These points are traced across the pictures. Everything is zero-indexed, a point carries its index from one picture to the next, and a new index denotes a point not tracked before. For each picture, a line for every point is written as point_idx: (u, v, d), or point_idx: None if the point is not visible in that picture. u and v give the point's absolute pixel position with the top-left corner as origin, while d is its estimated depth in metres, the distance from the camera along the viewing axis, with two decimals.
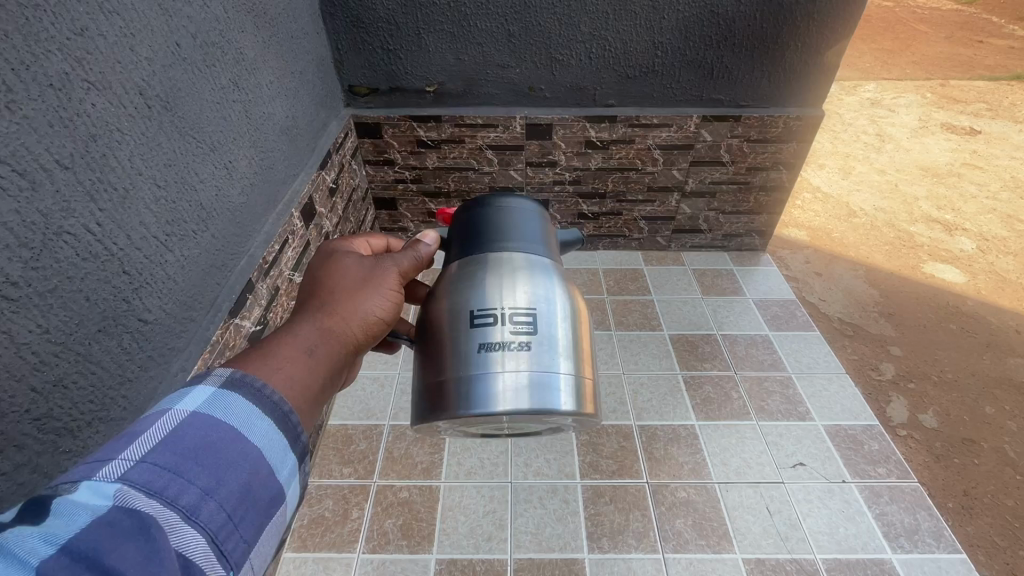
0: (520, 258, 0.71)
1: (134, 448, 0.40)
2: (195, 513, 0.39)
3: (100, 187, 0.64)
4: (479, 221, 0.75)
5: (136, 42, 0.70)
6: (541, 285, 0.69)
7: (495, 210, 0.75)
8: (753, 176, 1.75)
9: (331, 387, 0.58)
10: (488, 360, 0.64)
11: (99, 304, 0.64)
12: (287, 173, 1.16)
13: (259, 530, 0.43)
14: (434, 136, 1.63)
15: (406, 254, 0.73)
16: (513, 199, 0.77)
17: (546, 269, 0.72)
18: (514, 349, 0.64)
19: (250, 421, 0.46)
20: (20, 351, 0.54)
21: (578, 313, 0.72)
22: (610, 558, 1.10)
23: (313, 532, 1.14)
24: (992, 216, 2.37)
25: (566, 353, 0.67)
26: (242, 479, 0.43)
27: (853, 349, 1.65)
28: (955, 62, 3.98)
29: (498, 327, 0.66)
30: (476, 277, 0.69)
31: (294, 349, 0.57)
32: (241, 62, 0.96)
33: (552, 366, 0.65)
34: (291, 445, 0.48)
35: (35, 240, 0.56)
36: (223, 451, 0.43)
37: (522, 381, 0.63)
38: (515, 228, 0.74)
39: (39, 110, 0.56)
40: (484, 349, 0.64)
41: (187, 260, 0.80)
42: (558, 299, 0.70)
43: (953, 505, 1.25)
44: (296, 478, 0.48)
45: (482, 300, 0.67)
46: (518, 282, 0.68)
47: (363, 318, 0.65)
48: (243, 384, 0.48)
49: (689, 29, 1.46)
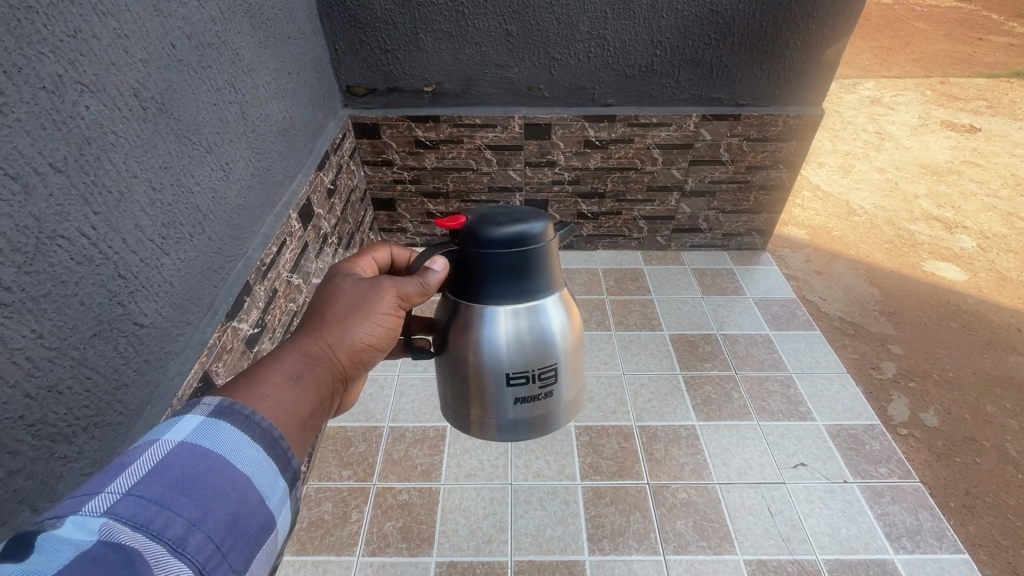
0: (526, 318, 0.74)
1: (120, 481, 0.40)
2: (181, 545, 0.38)
3: (94, 190, 0.63)
4: (482, 266, 0.70)
5: (130, 43, 0.69)
6: (547, 343, 0.76)
7: (497, 257, 0.68)
8: (753, 175, 1.75)
9: (321, 412, 0.57)
10: (505, 406, 0.81)
11: (95, 308, 0.63)
12: (285, 174, 1.16)
13: (248, 560, 0.42)
14: (433, 137, 1.63)
15: (411, 278, 0.72)
16: (515, 238, 0.66)
17: (550, 319, 0.76)
18: (526, 397, 0.80)
19: (239, 449, 0.46)
20: (13, 357, 0.53)
21: (575, 336, 0.80)
22: (610, 559, 1.09)
23: (313, 535, 1.13)
24: (992, 214, 2.37)
25: (565, 383, 0.82)
26: (230, 509, 0.42)
27: (853, 348, 1.65)
28: (954, 59, 3.98)
29: (513, 383, 0.79)
30: (487, 342, 0.75)
31: (282, 374, 0.56)
32: (237, 62, 0.96)
33: (555, 404, 0.83)
34: (281, 471, 0.48)
35: (29, 245, 0.55)
36: (210, 481, 0.42)
37: (532, 420, 0.82)
38: (520, 278, 0.71)
39: (32, 113, 0.56)
40: (502, 401, 0.80)
41: (183, 263, 0.80)
42: (560, 346, 0.78)
43: (955, 505, 1.25)
44: (287, 505, 0.48)
45: (497, 365, 0.77)
46: (526, 347, 0.75)
47: (351, 342, 0.66)
48: (233, 413, 0.48)
49: (688, 27, 1.45)
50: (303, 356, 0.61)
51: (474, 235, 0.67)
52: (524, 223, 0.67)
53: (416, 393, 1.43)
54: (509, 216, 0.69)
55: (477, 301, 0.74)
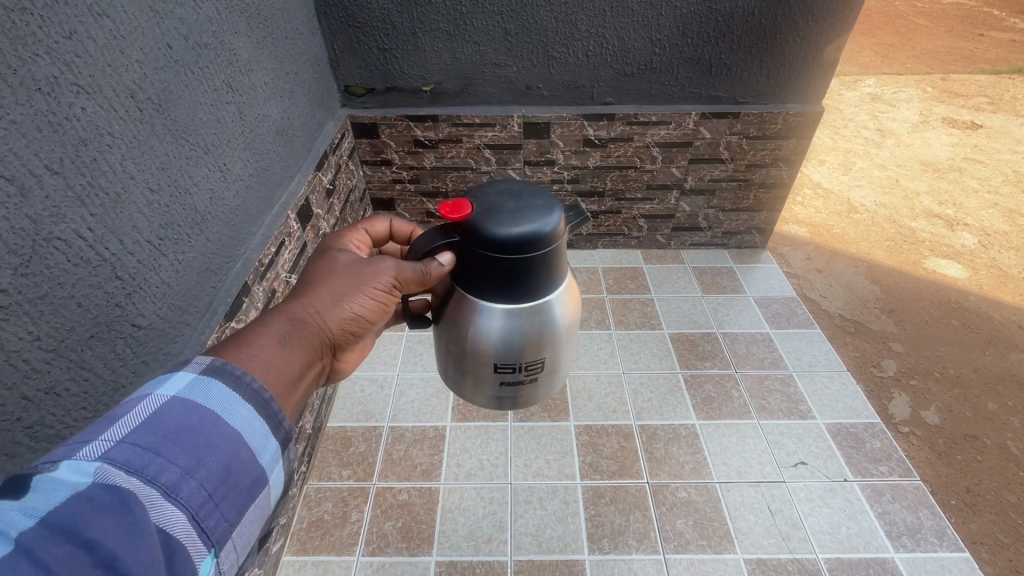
0: (534, 315, 0.71)
1: (114, 429, 0.40)
2: (176, 491, 0.39)
3: (90, 192, 0.63)
4: (489, 264, 0.65)
5: (126, 44, 0.69)
6: (552, 336, 0.74)
7: (508, 258, 0.63)
8: (753, 173, 1.74)
9: (306, 376, 0.58)
10: (502, 391, 0.79)
11: (93, 310, 0.63)
12: (283, 174, 1.15)
13: (241, 511, 0.43)
14: (431, 136, 1.63)
15: (412, 263, 0.68)
16: (524, 239, 0.62)
17: (556, 313, 0.73)
18: (523, 385, 0.78)
19: (231, 406, 0.46)
20: (10, 359, 0.53)
21: (575, 325, 0.78)
22: (610, 559, 1.09)
23: (313, 535, 1.13)
24: (994, 211, 2.36)
25: (562, 369, 0.81)
26: (223, 461, 0.43)
27: (854, 346, 1.64)
28: (956, 56, 3.96)
29: (512, 374, 0.76)
30: (492, 337, 0.72)
31: (269, 336, 0.56)
32: (234, 63, 0.96)
33: (550, 388, 0.82)
34: (273, 430, 0.48)
35: (25, 247, 0.55)
36: (204, 434, 0.43)
37: (513, 402, 0.81)
38: (531, 278, 0.67)
39: (27, 115, 0.56)
40: (501, 387, 0.78)
41: (181, 264, 0.80)
42: (562, 338, 0.76)
43: (955, 502, 1.24)
44: (279, 462, 0.48)
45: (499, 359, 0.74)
46: (530, 342, 0.73)
47: (341, 313, 0.66)
48: (223, 372, 0.48)
49: (687, 25, 1.45)
50: (290, 320, 0.61)
51: (481, 230, 0.62)
52: (535, 222, 0.62)
53: (416, 393, 1.43)
54: (518, 208, 0.64)
55: (481, 296, 0.70)
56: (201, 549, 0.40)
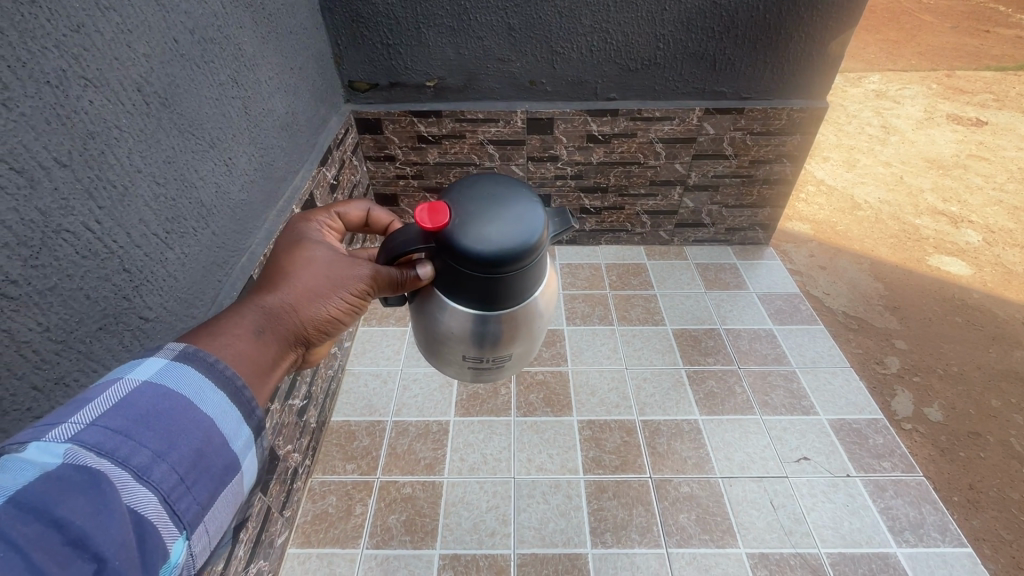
0: (515, 315, 0.70)
1: (83, 412, 0.40)
2: (147, 473, 0.40)
3: (99, 184, 0.63)
4: (468, 275, 0.64)
5: (133, 38, 0.70)
6: (524, 333, 0.74)
7: (489, 272, 0.63)
8: (757, 169, 1.74)
9: (279, 367, 0.58)
10: (478, 372, 0.80)
11: (100, 301, 0.64)
12: (287, 169, 1.16)
13: (213, 495, 0.44)
14: (435, 132, 1.63)
15: (387, 269, 0.68)
16: (504, 257, 0.61)
17: (534, 309, 0.72)
18: (498, 367, 0.79)
19: (203, 393, 0.46)
20: (20, 349, 0.54)
21: (552, 314, 0.79)
22: (613, 553, 1.10)
23: (317, 528, 1.14)
24: (998, 208, 2.35)
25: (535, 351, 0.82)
26: (194, 446, 0.43)
27: (857, 343, 1.64)
28: (960, 52, 3.94)
29: (488, 363, 0.77)
30: (471, 334, 0.71)
31: (245, 328, 0.56)
32: (239, 57, 0.96)
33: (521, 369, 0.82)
34: (245, 418, 0.48)
35: (34, 238, 0.56)
36: (175, 417, 0.43)
37: (477, 380, 0.82)
38: (511, 288, 0.66)
39: (37, 107, 0.56)
40: (477, 370, 0.79)
41: (187, 257, 0.80)
42: (539, 326, 0.76)
43: (959, 499, 1.23)
44: (252, 449, 0.49)
45: (478, 352, 0.74)
46: (509, 337, 0.73)
47: (317, 309, 0.66)
48: (196, 359, 0.48)
49: (691, 20, 1.44)
50: (265, 313, 0.61)
51: (463, 243, 0.61)
52: (517, 242, 0.61)
53: (419, 387, 1.44)
54: (500, 218, 0.63)
55: (460, 300, 0.68)
56: (173, 531, 0.40)
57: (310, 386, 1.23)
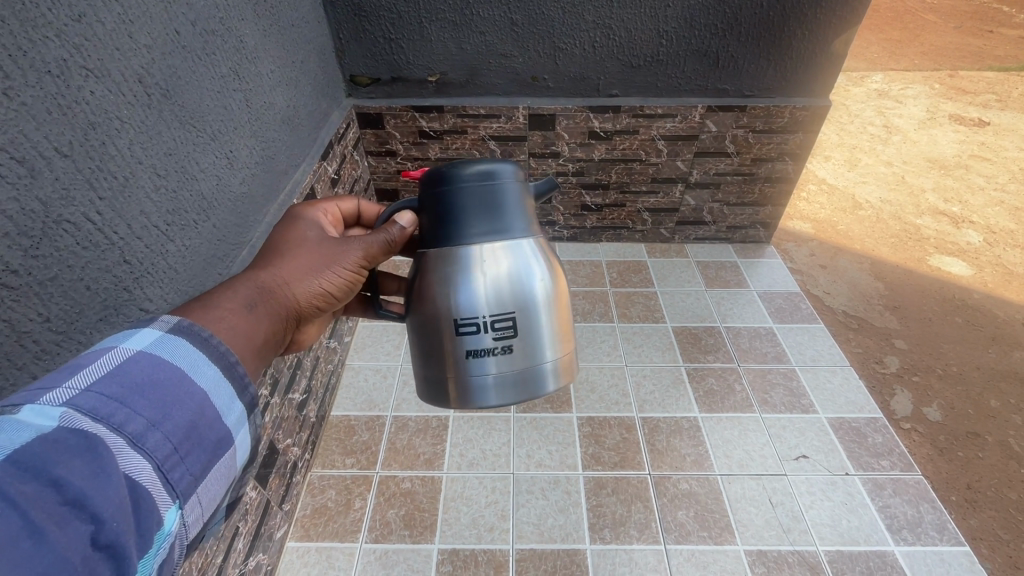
0: (501, 255, 0.69)
1: (78, 378, 0.40)
2: (142, 440, 0.40)
3: (99, 175, 0.63)
4: (446, 205, 0.69)
5: (135, 28, 0.69)
6: (522, 288, 0.70)
7: (460, 193, 0.68)
8: (759, 167, 1.74)
9: (271, 342, 0.58)
10: (483, 363, 0.71)
11: (101, 292, 0.64)
12: (288, 163, 1.15)
13: (206, 467, 0.44)
14: (436, 127, 1.63)
15: (376, 235, 0.71)
16: (480, 172, 0.67)
17: (527, 259, 0.71)
18: (505, 352, 0.70)
19: (197, 366, 0.46)
20: (20, 339, 0.54)
21: (559, 288, 0.74)
22: (611, 549, 1.10)
23: (316, 522, 1.14)
24: (1000, 208, 2.35)
25: (550, 340, 0.73)
26: (188, 417, 0.43)
27: (857, 342, 1.63)
28: (964, 52, 3.93)
29: (485, 333, 0.70)
30: (458, 285, 0.69)
31: (237, 302, 0.56)
32: (241, 50, 0.96)
33: (534, 364, 0.72)
34: (238, 394, 0.48)
35: (35, 229, 0.55)
36: (170, 388, 0.43)
37: (485, 385, 0.71)
38: (487, 216, 0.69)
39: (38, 97, 0.56)
40: (479, 356, 0.71)
41: (188, 249, 0.80)
42: (540, 292, 0.71)
43: (957, 499, 1.23)
44: (245, 425, 0.49)
45: (471, 312, 0.70)
46: (502, 290, 0.69)
47: (310, 285, 0.67)
48: (190, 333, 0.48)
49: (694, 17, 1.44)
50: (258, 288, 0.60)
51: (441, 170, 0.69)
52: (490, 164, 0.69)
53: None
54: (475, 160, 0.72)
55: (442, 245, 0.71)
56: (167, 499, 0.40)
57: (310, 380, 1.22)
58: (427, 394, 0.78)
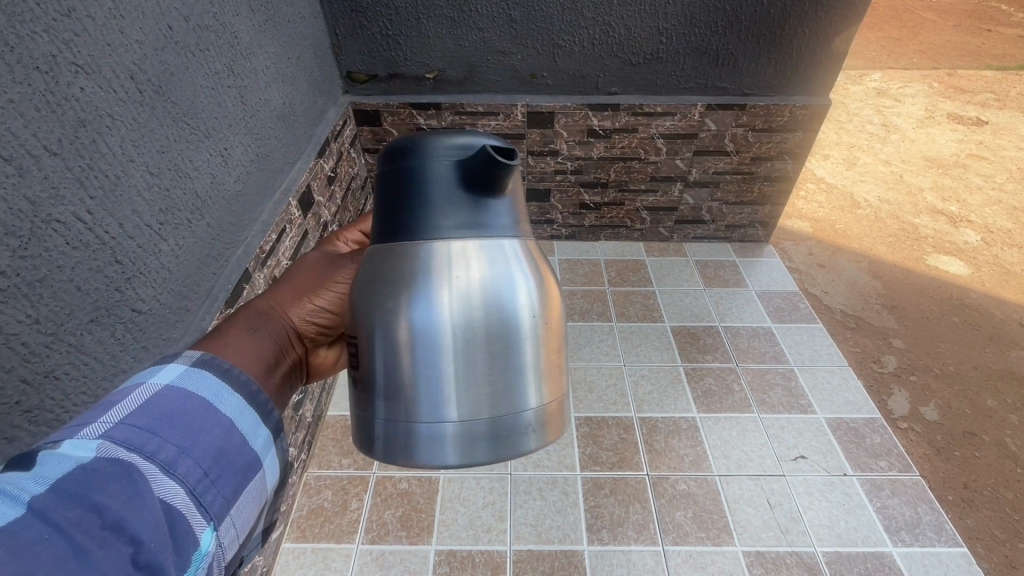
0: (475, 263, 0.55)
1: (112, 412, 0.42)
2: (174, 467, 0.41)
3: (89, 173, 0.62)
4: (412, 182, 0.56)
5: (126, 24, 0.68)
6: (499, 308, 0.56)
7: (429, 168, 0.56)
8: (757, 166, 1.73)
9: (284, 361, 0.60)
10: (446, 406, 0.55)
11: (92, 294, 0.63)
12: (285, 161, 1.14)
13: (237, 491, 0.45)
14: (434, 125, 1.61)
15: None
16: (458, 145, 0.56)
17: (507, 270, 0.56)
18: (476, 392, 0.55)
19: (221, 395, 0.47)
20: (9, 342, 0.53)
21: (549, 319, 0.60)
22: (610, 550, 1.09)
23: (312, 523, 1.14)
24: (997, 207, 2.35)
25: (533, 383, 0.58)
26: (216, 443, 0.44)
27: (854, 342, 1.63)
28: (962, 51, 3.92)
29: (446, 365, 0.55)
30: (415, 298, 0.55)
31: (239, 327, 0.58)
32: (235, 46, 0.94)
33: (509, 414, 0.56)
34: (263, 420, 0.49)
35: (24, 229, 0.54)
36: (197, 416, 0.44)
37: (443, 438, 0.55)
38: (452, 207, 0.56)
39: (25, 94, 0.55)
40: (438, 391, 0.55)
41: (181, 249, 0.79)
42: (521, 315, 0.57)
43: (953, 498, 1.23)
44: (271, 450, 0.49)
45: (431, 330, 0.55)
46: (473, 306, 0.55)
47: (308, 305, 0.68)
48: (213, 365, 0.49)
49: (694, 14, 1.43)
50: (258, 313, 0.62)
51: (410, 143, 0.57)
52: (473, 136, 0.57)
53: None
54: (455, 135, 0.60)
55: (396, 236, 0.58)
56: (201, 521, 0.40)
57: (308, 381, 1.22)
58: (366, 444, 0.60)
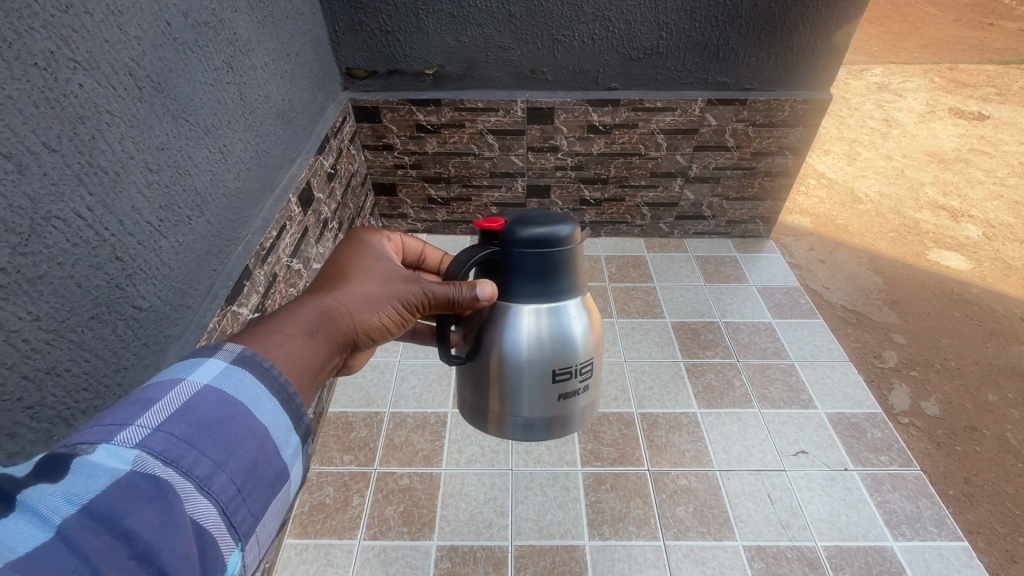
0: (545, 316, 0.72)
1: (150, 414, 0.41)
2: (208, 485, 0.40)
3: (89, 170, 0.62)
4: (506, 265, 0.68)
5: (124, 20, 0.68)
6: (563, 344, 0.74)
7: (520, 257, 0.67)
8: (758, 161, 1.72)
9: (325, 372, 0.57)
10: (523, 408, 0.77)
11: (93, 291, 0.63)
12: (284, 158, 1.14)
13: (266, 505, 0.44)
14: (434, 121, 1.61)
15: (450, 286, 0.67)
16: (543, 236, 0.65)
17: (569, 316, 0.73)
18: (545, 399, 0.76)
19: (259, 399, 0.47)
20: (9, 337, 0.53)
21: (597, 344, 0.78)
22: (610, 545, 1.09)
23: (314, 519, 1.14)
24: (999, 202, 2.34)
25: (584, 390, 0.79)
26: (251, 455, 0.43)
27: (855, 337, 1.63)
28: (964, 45, 3.90)
29: (525, 381, 0.75)
30: (505, 338, 0.73)
31: (297, 328, 0.56)
32: (234, 42, 0.94)
33: (567, 412, 0.78)
34: (296, 426, 0.48)
35: (23, 225, 0.54)
36: (234, 425, 0.44)
37: (521, 426, 0.78)
38: (539, 286, 0.70)
39: (24, 90, 0.55)
40: (518, 398, 0.77)
41: (181, 246, 0.79)
42: (578, 347, 0.75)
43: (954, 493, 1.23)
44: (300, 458, 0.49)
45: (515, 359, 0.74)
46: (544, 344, 0.73)
47: (366, 316, 0.64)
48: (252, 363, 0.48)
49: (694, 8, 1.43)
50: (319, 313, 0.60)
51: (503, 233, 0.66)
52: (554, 225, 0.66)
53: (417, 378, 1.44)
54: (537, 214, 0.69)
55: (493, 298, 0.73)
56: (230, 543, 0.40)
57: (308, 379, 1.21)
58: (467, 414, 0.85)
